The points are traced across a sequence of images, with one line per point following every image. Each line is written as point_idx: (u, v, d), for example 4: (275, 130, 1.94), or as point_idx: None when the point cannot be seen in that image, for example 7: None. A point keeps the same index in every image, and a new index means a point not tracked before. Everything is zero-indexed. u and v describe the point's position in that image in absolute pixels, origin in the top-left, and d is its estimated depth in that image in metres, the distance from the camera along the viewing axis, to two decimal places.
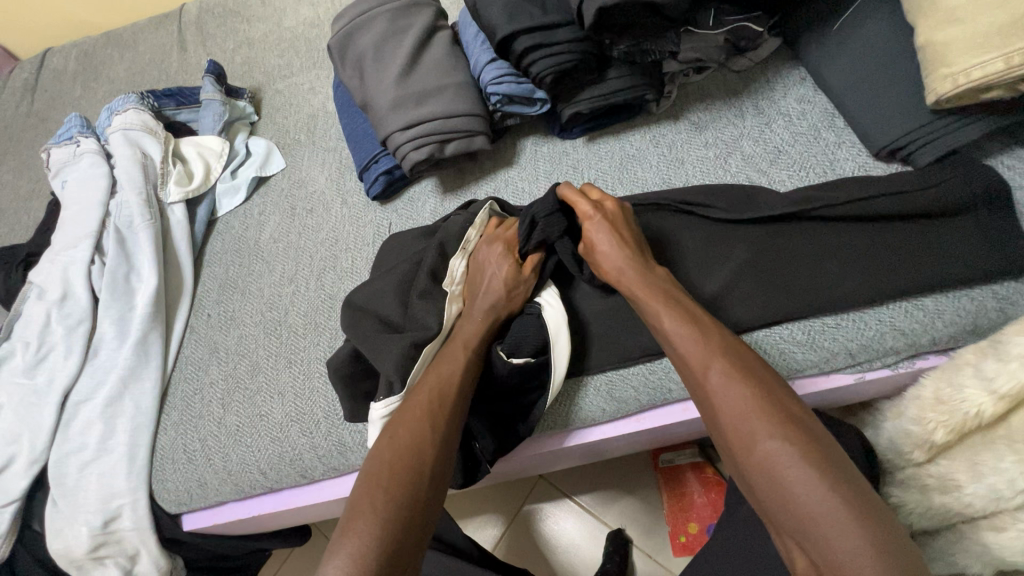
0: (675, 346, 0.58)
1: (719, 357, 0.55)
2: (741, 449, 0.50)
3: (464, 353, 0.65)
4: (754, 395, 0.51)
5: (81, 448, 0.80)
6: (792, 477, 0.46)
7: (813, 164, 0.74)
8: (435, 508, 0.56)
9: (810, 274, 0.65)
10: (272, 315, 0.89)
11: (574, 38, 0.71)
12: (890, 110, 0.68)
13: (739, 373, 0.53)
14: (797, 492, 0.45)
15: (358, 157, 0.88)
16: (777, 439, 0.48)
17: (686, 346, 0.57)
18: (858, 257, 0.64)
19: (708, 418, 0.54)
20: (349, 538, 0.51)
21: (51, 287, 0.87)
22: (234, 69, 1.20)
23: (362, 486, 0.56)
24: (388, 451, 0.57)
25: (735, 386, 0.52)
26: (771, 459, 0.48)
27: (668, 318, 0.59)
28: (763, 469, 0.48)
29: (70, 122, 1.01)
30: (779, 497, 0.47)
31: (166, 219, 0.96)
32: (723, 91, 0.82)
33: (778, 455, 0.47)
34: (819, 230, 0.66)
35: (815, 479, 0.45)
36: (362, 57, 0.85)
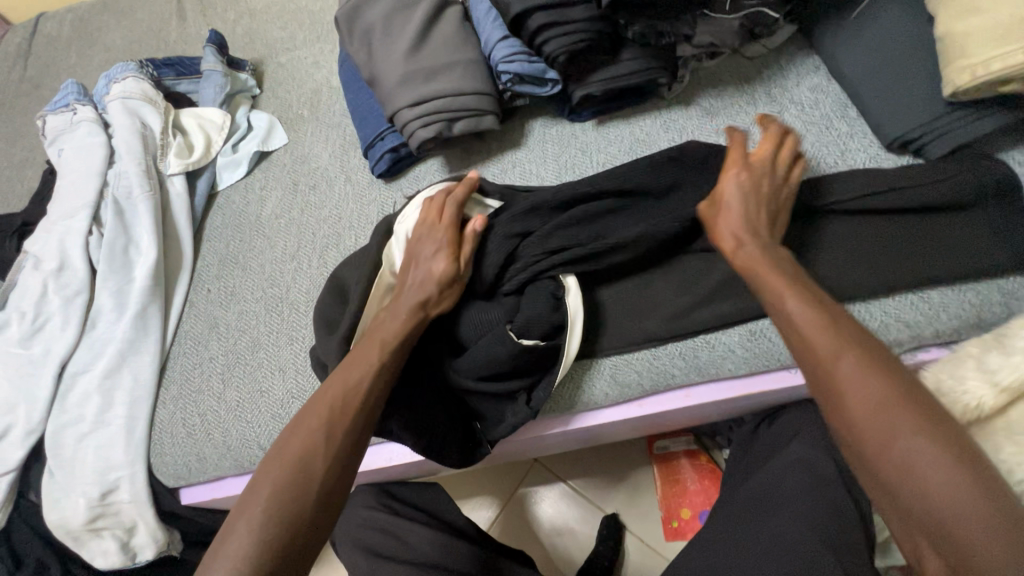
0: (794, 332, 0.52)
1: (848, 340, 0.48)
2: (868, 437, 0.44)
3: (377, 354, 0.60)
4: (887, 386, 0.45)
5: (78, 420, 0.80)
6: (930, 470, 0.41)
7: (824, 154, 0.73)
8: (324, 526, 0.52)
9: (818, 265, 0.65)
10: (272, 292, 0.88)
11: (588, 17, 0.69)
12: (905, 101, 0.67)
13: (872, 361, 0.47)
14: (936, 497, 0.40)
15: (364, 134, 0.87)
16: (919, 429, 0.43)
17: (808, 330, 0.50)
18: (866, 248, 0.65)
19: (835, 402, 0.47)
20: (257, 510, 0.50)
21: (48, 257, 0.86)
22: (235, 40, 1.17)
23: (270, 462, 0.54)
24: (302, 426, 0.55)
25: (872, 375, 0.46)
26: (909, 454, 0.42)
27: (789, 300, 0.53)
28: (898, 463, 0.42)
29: (66, 89, 0.99)
30: (909, 496, 0.42)
31: (166, 191, 0.94)
32: (735, 78, 0.81)
33: (913, 452, 0.42)
34: (828, 220, 0.67)
35: (958, 485, 0.40)
36: (370, 30, 0.83)
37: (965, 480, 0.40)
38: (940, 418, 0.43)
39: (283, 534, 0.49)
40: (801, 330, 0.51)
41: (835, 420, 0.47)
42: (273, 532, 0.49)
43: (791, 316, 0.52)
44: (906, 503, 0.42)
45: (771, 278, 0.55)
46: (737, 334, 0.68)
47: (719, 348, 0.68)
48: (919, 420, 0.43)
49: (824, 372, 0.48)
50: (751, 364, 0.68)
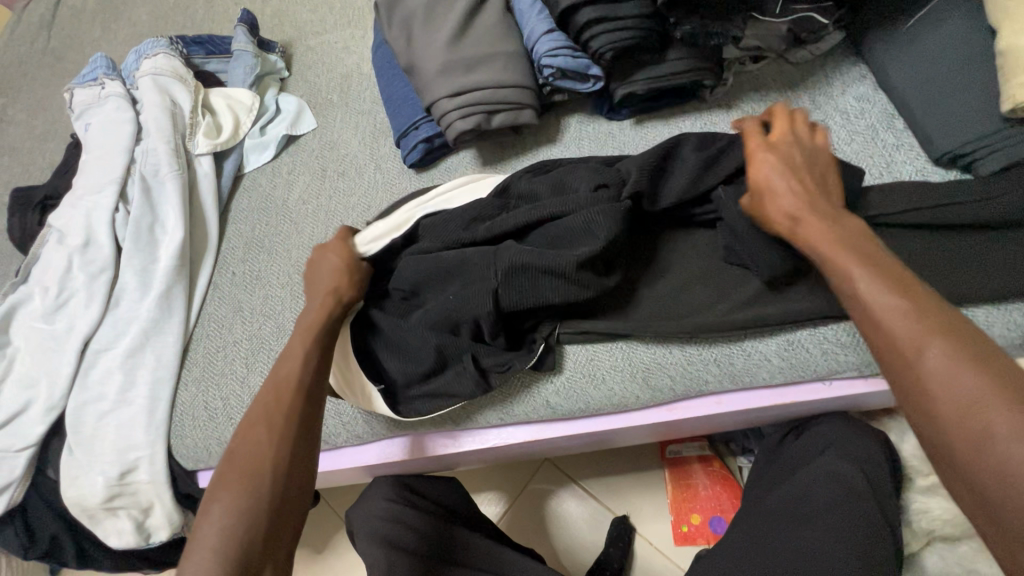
0: (841, 278, 0.50)
1: (906, 290, 0.46)
2: (923, 379, 0.41)
3: (302, 348, 0.59)
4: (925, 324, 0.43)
5: (100, 398, 0.79)
6: (983, 411, 0.37)
7: (869, 164, 0.72)
8: (291, 511, 0.51)
9: None
10: (298, 278, 0.87)
11: (638, 14, 0.68)
12: (956, 116, 0.66)
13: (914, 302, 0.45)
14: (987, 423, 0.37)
15: (397, 123, 0.86)
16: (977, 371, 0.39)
17: (862, 279, 0.48)
18: (914, 263, 0.63)
19: (877, 339, 0.45)
20: (215, 520, 0.48)
21: (74, 232, 0.85)
22: (264, 20, 1.15)
23: (216, 485, 0.50)
24: (245, 442, 0.52)
25: (930, 325, 0.43)
26: (947, 382, 0.40)
27: (850, 259, 0.50)
28: (934, 389, 0.40)
29: (95, 62, 0.98)
30: (951, 424, 0.39)
31: (193, 170, 0.93)
32: (779, 83, 0.80)
33: (950, 381, 0.40)
34: (875, 233, 0.65)
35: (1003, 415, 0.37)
36: (410, 17, 0.82)
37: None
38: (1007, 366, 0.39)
39: (246, 540, 0.47)
40: (856, 284, 0.48)
41: (891, 369, 0.44)
42: (233, 546, 0.46)
43: (847, 267, 0.50)
44: (954, 450, 0.38)
45: (834, 236, 0.53)
46: (774, 344, 0.67)
47: (755, 356, 0.67)
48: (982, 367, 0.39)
49: (878, 316, 0.45)
50: (787, 374, 0.67)
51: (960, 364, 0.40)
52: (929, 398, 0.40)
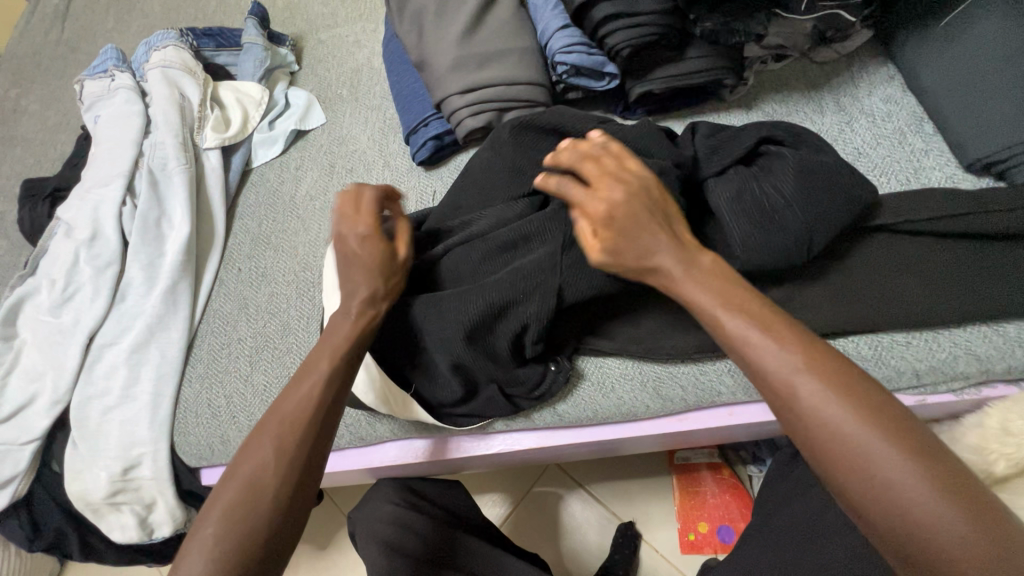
0: (759, 362, 0.44)
1: (830, 378, 0.42)
2: (869, 491, 0.39)
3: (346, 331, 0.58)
4: (853, 411, 0.40)
5: (105, 393, 0.79)
6: (942, 527, 0.36)
7: (895, 170, 0.69)
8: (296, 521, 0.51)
9: (885, 287, 0.62)
10: (305, 275, 0.86)
11: (657, 10, 0.66)
12: (991, 120, 0.63)
13: (832, 381, 0.42)
14: (929, 523, 0.37)
15: (407, 119, 0.84)
16: (925, 478, 0.37)
17: (794, 377, 0.43)
18: (941, 274, 0.61)
19: (811, 433, 0.41)
20: (218, 519, 0.48)
21: (81, 225, 0.85)
22: (276, 13, 1.14)
23: (221, 486, 0.50)
24: (249, 451, 0.51)
25: (867, 422, 0.40)
26: (905, 486, 0.38)
27: (760, 340, 0.45)
28: (882, 495, 0.38)
29: (106, 54, 0.97)
30: (909, 532, 0.37)
31: (201, 165, 0.93)
32: (802, 84, 0.77)
33: (901, 481, 0.38)
34: (899, 242, 0.63)
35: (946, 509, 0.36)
36: (421, 11, 0.80)
37: (970, 524, 0.36)
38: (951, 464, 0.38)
39: (243, 550, 0.47)
40: (783, 377, 0.43)
41: (827, 470, 0.41)
42: (228, 559, 0.46)
43: (763, 358, 0.44)
44: None
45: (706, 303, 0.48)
46: None
47: None
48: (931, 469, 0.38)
49: (812, 415, 0.41)
50: None
51: (905, 470, 0.38)
52: (888, 496, 0.38)
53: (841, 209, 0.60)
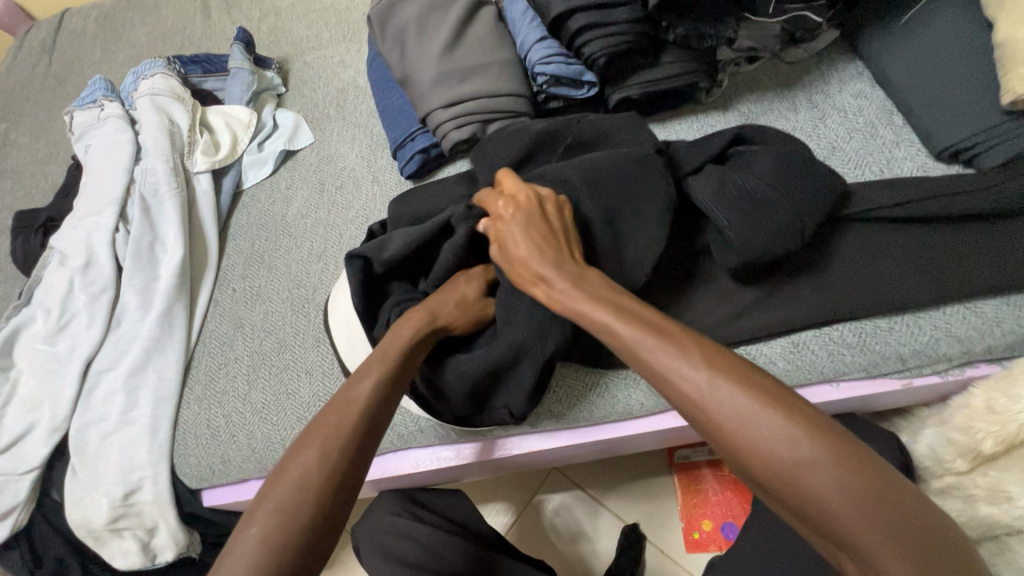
0: (656, 374, 0.46)
1: (712, 362, 0.44)
2: (751, 461, 0.40)
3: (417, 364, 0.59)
4: (739, 392, 0.42)
5: (103, 419, 0.79)
6: (820, 486, 0.38)
7: (869, 162, 0.71)
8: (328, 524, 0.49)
9: (861, 273, 0.63)
10: (299, 292, 0.87)
11: (631, 18, 0.68)
12: (955, 110, 0.65)
13: (716, 367, 0.43)
14: (813, 486, 0.38)
15: (393, 135, 0.86)
16: (807, 445, 0.39)
17: (693, 377, 0.43)
18: (915, 259, 0.63)
19: (708, 429, 0.42)
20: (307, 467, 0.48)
21: (74, 253, 0.85)
22: (261, 37, 1.16)
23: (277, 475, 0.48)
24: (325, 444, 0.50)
25: (748, 396, 0.41)
26: (789, 456, 0.39)
27: (651, 347, 0.46)
28: (780, 476, 0.39)
29: (95, 85, 0.99)
30: (805, 502, 0.38)
31: (192, 188, 0.94)
32: (775, 83, 0.79)
33: (792, 458, 0.39)
34: (871, 231, 0.65)
35: (827, 467, 0.38)
36: (402, 30, 0.82)
37: (846, 478, 0.37)
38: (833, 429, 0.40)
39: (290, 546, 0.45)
40: (675, 374, 0.44)
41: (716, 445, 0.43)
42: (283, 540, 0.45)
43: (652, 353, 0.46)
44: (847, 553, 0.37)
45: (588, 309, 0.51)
46: (780, 346, 0.65)
47: (761, 359, 0.65)
48: (812, 435, 0.39)
49: (692, 397, 0.43)
50: (794, 378, 0.65)
51: (788, 440, 0.39)
52: (780, 473, 0.39)
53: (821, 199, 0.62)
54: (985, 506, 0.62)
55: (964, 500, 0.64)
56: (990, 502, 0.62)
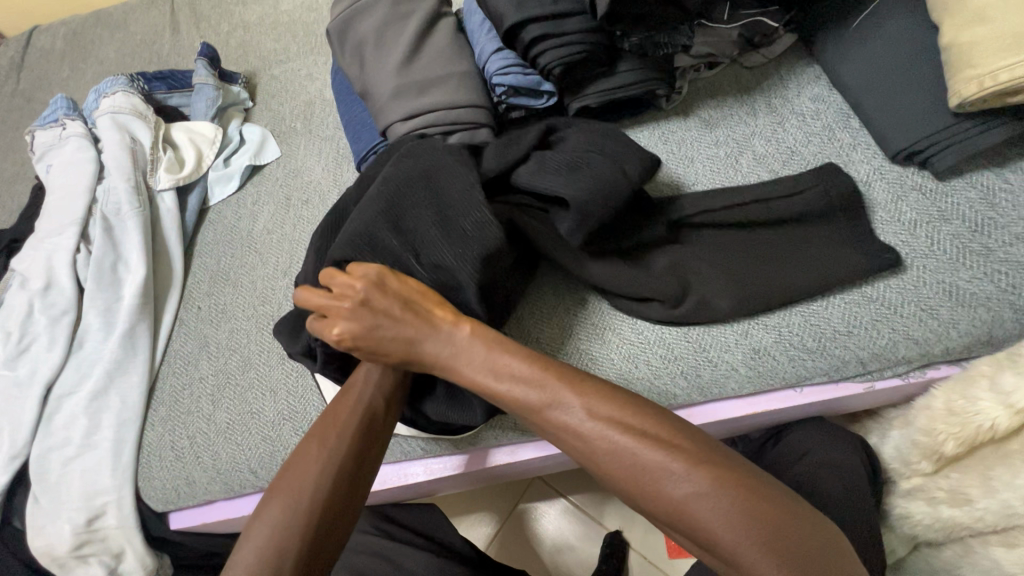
0: (555, 426, 0.50)
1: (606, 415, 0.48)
2: (660, 504, 0.45)
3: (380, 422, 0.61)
4: (623, 431, 0.47)
5: (64, 444, 0.78)
6: (713, 515, 0.43)
7: (827, 166, 0.71)
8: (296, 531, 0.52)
9: (793, 265, 0.64)
10: (265, 309, 0.86)
11: (584, 28, 0.68)
12: (908, 113, 0.65)
13: (598, 412, 0.49)
14: (699, 512, 0.43)
15: (356, 148, 0.85)
16: (694, 477, 0.44)
17: (583, 426, 0.49)
18: (834, 257, 0.64)
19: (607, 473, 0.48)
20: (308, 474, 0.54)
21: (34, 275, 0.84)
22: (228, 52, 1.16)
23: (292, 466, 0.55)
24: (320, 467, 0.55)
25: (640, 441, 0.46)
26: (674, 486, 0.44)
27: (538, 401, 0.51)
28: (671, 507, 0.44)
29: (56, 104, 0.97)
30: (700, 528, 0.43)
31: (156, 207, 0.93)
32: (735, 88, 0.79)
33: (678, 489, 0.44)
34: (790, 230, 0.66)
35: (707, 492, 0.43)
36: (362, 43, 0.81)
37: (724, 496, 0.43)
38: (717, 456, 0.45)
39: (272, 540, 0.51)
40: (568, 423, 0.49)
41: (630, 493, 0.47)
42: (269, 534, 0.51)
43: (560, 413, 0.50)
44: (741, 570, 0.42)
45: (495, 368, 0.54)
46: (741, 353, 0.64)
47: (722, 367, 0.64)
48: (699, 467, 0.44)
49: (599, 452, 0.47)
50: (755, 384, 0.65)
51: (670, 472, 0.45)
52: (670, 505, 0.44)
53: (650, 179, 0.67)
54: (948, 508, 0.62)
55: (928, 502, 0.64)
56: (953, 504, 0.62)
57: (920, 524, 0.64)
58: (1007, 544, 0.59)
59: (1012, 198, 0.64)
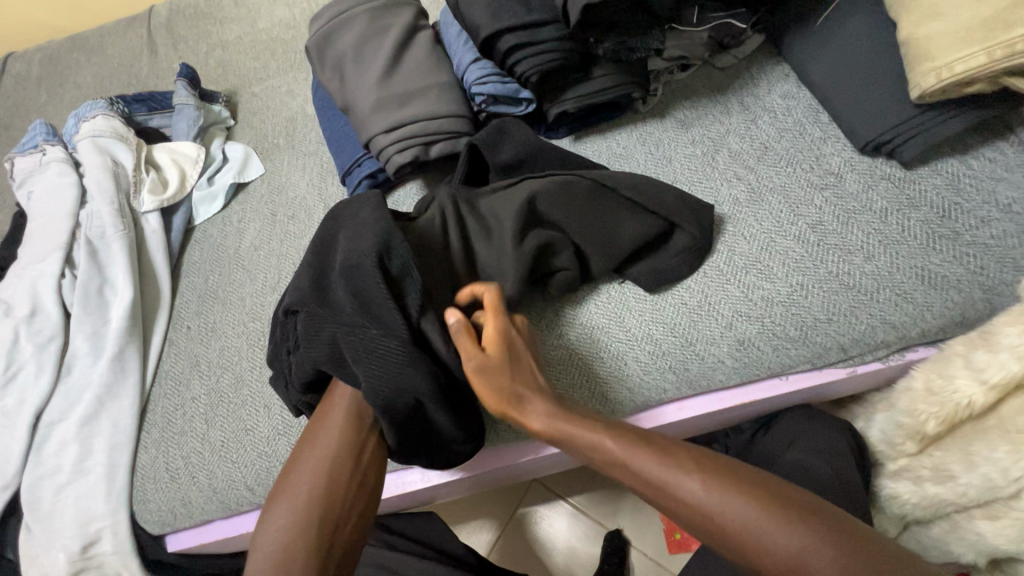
0: (642, 481, 0.53)
1: (706, 475, 0.51)
2: (768, 568, 0.47)
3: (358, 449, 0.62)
4: (727, 487, 0.50)
5: (56, 471, 0.77)
6: (826, 572, 0.44)
7: (800, 160, 0.73)
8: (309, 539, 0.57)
9: (753, 249, 0.69)
10: (256, 325, 0.86)
11: (558, 36, 0.70)
12: (873, 106, 0.68)
13: (699, 470, 0.51)
14: (820, 569, 0.44)
15: (340, 161, 0.86)
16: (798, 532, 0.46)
17: (687, 485, 0.51)
18: (809, 246, 0.68)
19: (716, 529, 0.49)
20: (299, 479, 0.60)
21: (19, 303, 0.83)
22: (208, 71, 1.16)
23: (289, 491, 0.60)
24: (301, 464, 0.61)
25: (740, 499, 0.49)
26: (791, 544, 0.46)
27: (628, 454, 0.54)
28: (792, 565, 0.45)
29: (34, 129, 0.97)
30: None
31: (141, 228, 0.93)
32: (708, 89, 0.81)
33: (795, 547, 0.46)
34: (758, 219, 0.71)
35: (824, 548, 0.45)
36: (341, 58, 0.82)
37: (841, 551, 0.45)
38: (815, 512, 0.48)
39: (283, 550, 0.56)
40: (665, 481, 0.52)
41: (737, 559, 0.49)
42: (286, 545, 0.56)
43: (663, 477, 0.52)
44: None
45: (595, 440, 0.55)
46: (727, 346, 0.66)
47: (709, 360, 0.66)
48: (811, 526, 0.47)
49: (705, 520, 0.49)
50: (742, 375, 0.66)
51: (785, 532, 0.46)
52: (792, 565, 0.45)
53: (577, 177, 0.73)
54: (932, 486, 0.64)
55: (914, 481, 0.66)
56: (936, 481, 0.64)
57: (908, 503, 0.66)
58: (989, 516, 0.62)
59: (975, 183, 0.66)
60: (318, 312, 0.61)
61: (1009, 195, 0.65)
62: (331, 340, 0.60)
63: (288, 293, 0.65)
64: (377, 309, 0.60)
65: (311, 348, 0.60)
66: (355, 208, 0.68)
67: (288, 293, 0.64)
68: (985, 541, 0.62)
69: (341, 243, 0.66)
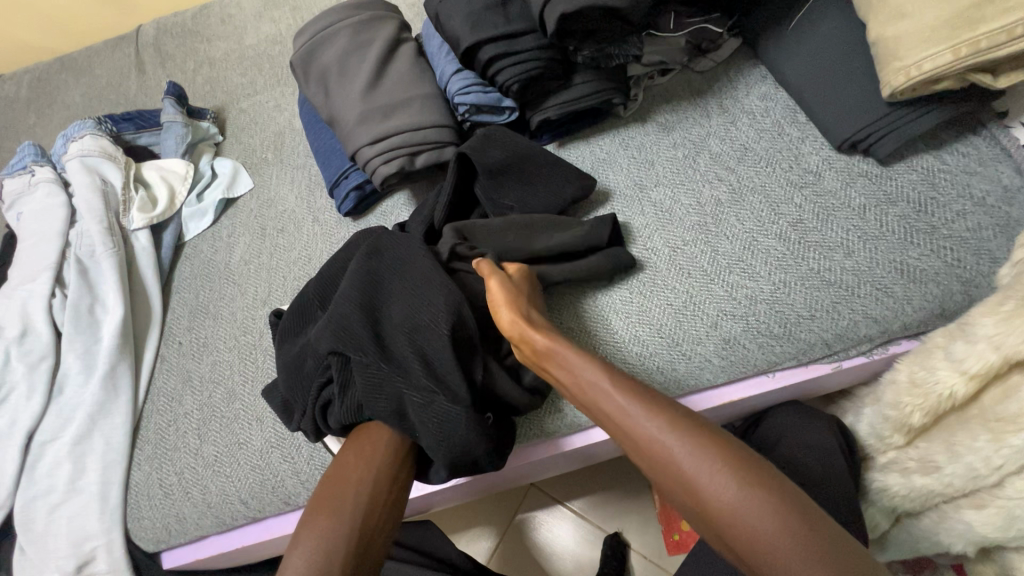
0: (604, 406, 0.55)
1: (664, 415, 0.52)
2: (698, 503, 0.48)
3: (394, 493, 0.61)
4: (676, 431, 0.51)
5: (49, 492, 0.77)
6: (747, 512, 0.45)
7: (779, 159, 0.74)
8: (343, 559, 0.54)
9: (731, 243, 0.70)
10: (247, 338, 0.87)
11: (535, 45, 0.71)
12: (848, 105, 0.70)
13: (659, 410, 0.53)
14: (744, 511, 0.45)
15: (328, 174, 0.87)
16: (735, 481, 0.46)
17: (641, 422, 0.52)
18: (783, 235, 0.69)
19: (660, 459, 0.51)
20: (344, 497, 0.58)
21: (9, 325, 0.83)
22: (196, 89, 1.17)
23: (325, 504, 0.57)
24: (345, 483, 0.59)
25: (687, 442, 0.50)
26: (719, 485, 0.47)
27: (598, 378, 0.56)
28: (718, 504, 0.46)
29: (23, 151, 0.97)
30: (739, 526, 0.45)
31: (131, 246, 0.93)
32: (688, 92, 0.82)
33: (725, 490, 0.46)
34: (734, 210, 0.72)
35: (754, 496, 0.45)
36: (325, 72, 0.84)
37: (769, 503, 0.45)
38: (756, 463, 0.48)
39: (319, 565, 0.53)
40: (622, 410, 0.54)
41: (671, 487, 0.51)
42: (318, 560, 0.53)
43: (630, 417, 0.53)
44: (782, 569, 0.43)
45: (576, 367, 0.57)
46: (712, 344, 0.66)
47: (695, 359, 0.67)
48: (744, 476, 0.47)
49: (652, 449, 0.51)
50: (728, 373, 0.67)
51: (716, 476, 0.47)
52: (717, 503, 0.46)
53: (561, 185, 0.76)
54: (919, 477, 0.65)
55: (902, 473, 0.67)
56: (923, 473, 0.64)
57: (898, 495, 0.67)
58: (976, 506, 0.62)
59: (950, 177, 0.68)
60: (379, 364, 0.61)
61: (981, 188, 0.67)
62: (395, 395, 0.61)
63: (329, 335, 0.62)
64: (451, 373, 0.61)
65: (374, 400, 0.61)
66: (403, 256, 0.68)
67: (331, 335, 0.62)
68: (973, 531, 0.63)
69: (388, 292, 0.66)
